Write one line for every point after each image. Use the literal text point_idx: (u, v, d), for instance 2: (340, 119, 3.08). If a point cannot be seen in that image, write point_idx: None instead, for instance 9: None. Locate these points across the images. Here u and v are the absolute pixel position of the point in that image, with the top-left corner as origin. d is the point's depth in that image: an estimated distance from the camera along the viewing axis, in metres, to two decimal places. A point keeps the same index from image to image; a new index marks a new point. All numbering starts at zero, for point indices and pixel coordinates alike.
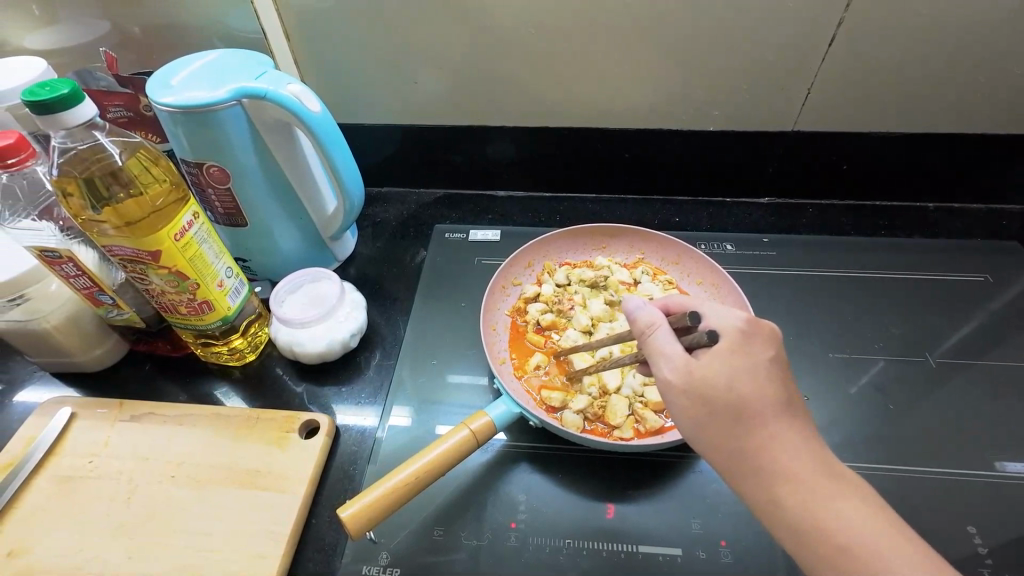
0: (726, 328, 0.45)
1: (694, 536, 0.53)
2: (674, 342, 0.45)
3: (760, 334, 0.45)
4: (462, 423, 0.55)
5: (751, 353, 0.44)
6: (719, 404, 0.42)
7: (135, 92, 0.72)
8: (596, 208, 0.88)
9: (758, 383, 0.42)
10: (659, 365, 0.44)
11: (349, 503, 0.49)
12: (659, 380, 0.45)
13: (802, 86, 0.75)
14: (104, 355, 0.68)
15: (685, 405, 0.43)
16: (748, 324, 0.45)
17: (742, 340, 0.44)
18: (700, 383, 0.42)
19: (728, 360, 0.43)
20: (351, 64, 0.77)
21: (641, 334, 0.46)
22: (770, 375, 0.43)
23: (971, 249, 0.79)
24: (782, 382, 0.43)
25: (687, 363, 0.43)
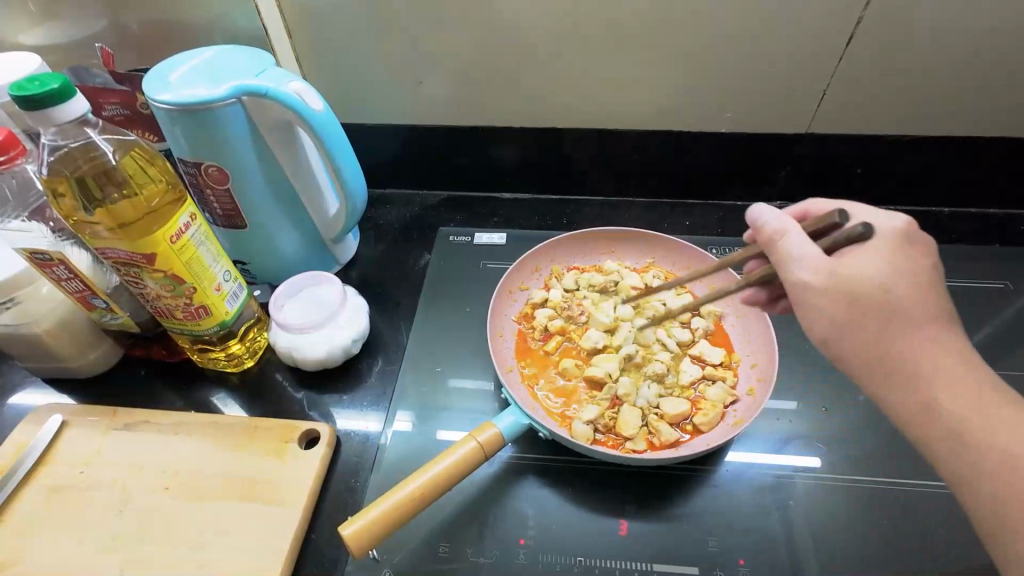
0: (880, 227, 0.44)
1: (711, 555, 0.51)
2: (810, 244, 0.43)
3: (916, 235, 0.44)
4: (470, 434, 0.53)
5: (904, 256, 0.43)
6: (866, 302, 0.41)
7: (132, 89, 0.70)
8: (606, 211, 0.86)
9: (910, 286, 0.42)
10: (796, 265, 0.43)
11: (351, 519, 0.47)
12: (794, 282, 0.44)
13: (815, 88, 0.73)
14: (98, 360, 0.66)
15: (823, 304, 0.42)
16: (908, 225, 0.44)
17: (894, 240, 0.43)
18: (845, 280, 0.42)
19: (879, 260, 0.42)
20: (351, 62, 0.75)
21: (770, 241, 0.45)
22: (923, 280, 0.42)
23: (989, 256, 0.77)
24: (935, 290, 0.42)
25: (830, 262, 0.42)
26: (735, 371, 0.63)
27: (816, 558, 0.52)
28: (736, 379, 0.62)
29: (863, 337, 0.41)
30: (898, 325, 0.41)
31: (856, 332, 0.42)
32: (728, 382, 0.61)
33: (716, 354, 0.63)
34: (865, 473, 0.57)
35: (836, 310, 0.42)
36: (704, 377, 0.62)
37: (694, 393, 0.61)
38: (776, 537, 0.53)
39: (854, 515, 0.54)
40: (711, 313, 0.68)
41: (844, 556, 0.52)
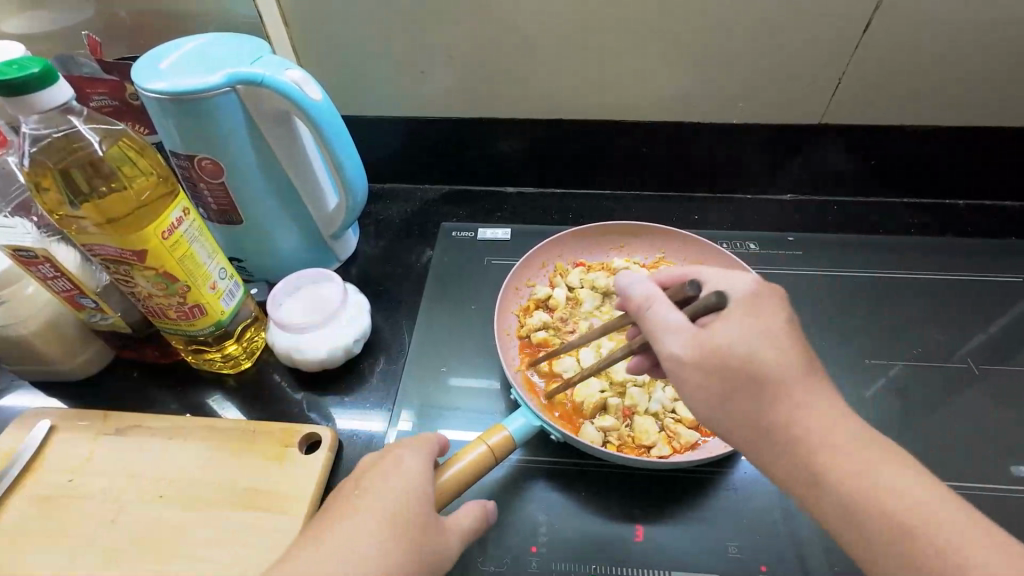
0: (736, 290, 0.42)
1: (732, 561, 0.50)
2: (676, 313, 0.41)
3: (769, 296, 0.42)
4: (479, 437, 0.51)
5: (761, 314, 0.40)
6: (732, 372, 0.39)
7: (121, 79, 0.67)
8: (612, 205, 0.84)
9: (775, 347, 0.39)
10: (663, 340, 0.41)
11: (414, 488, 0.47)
12: (665, 356, 0.41)
13: (832, 76, 0.71)
14: (90, 362, 0.63)
15: (697, 379, 0.40)
16: (756, 287, 0.42)
17: (749, 304, 0.41)
18: (715, 352, 0.39)
19: (741, 324, 0.39)
20: (351, 50, 0.73)
21: (638, 310, 0.43)
22: (789, 340, 0.40)
23: (1007, 250, 0.75)
24: (799, 345, 0.40)
25: (697, 333, 0.40)
26: None
27: (839, 565, 0.50)
28: None
29: (738, 407, 0.39)
30: (769, 385, 0.38)
31: (734, 398, 0.39)
32: None
33: None
34: None
35: (706, 384, 0.39)
36: None
37: None
38: (798, 540, 0.51)
39: None
40: None
41: None
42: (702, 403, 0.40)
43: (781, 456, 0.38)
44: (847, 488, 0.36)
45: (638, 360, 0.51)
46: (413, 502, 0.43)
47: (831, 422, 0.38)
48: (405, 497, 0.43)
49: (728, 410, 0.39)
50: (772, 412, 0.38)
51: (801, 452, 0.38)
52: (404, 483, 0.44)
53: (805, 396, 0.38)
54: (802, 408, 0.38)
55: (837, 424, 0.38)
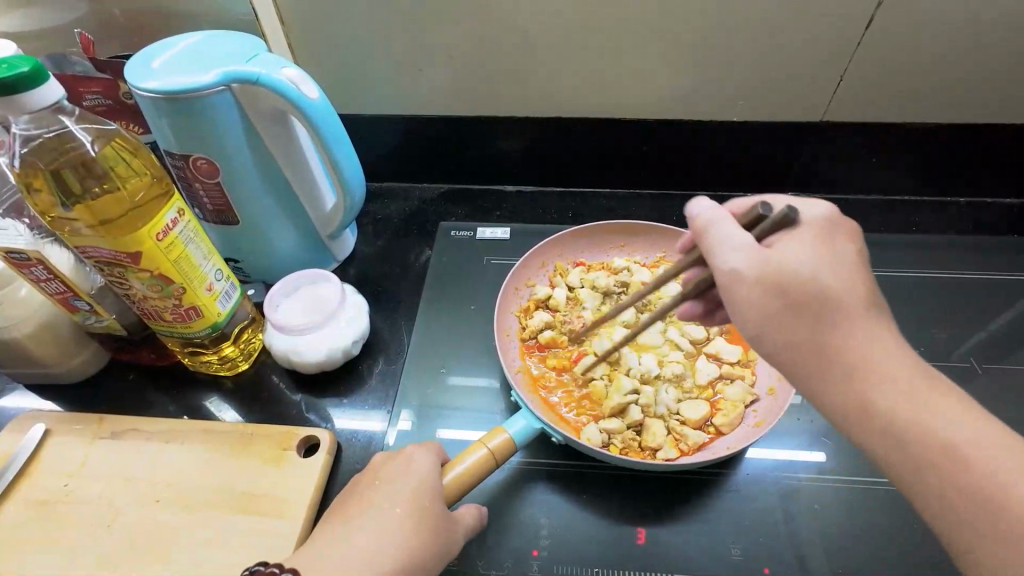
0: (807, 216, 0.41)
1: (735, 563, 0.49)
2: (743, 232, 0.40)
3: (840, 227, 0.41)
4: (479, 440, 0.50)
5: (829, 243, 0.39)
6: (796, 289, 0.37)
7: (114, 77, 0.66)
8: (612, 204, 0.83)
9: (841, 275, 0.38)
10: (724, 255, 0.39)
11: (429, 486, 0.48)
12: (723, 273, 0.39)
13: (833, 74, 0.70)
14: (85, 364, 0.62)
15: (757, 297, 0.38)
16: (828, 216, 0.41)
17: (819, 230, 0.40)
18: (778, 271, 0.38)
19: (810, 248, 0.39)
20: (347, 48, 0.72)
21: (701, 231, 0.41)
22: (854, 268, 0.39)
23: (1010, 248, 0.75)
24: (864, 277, 0.39)
25: (762, 250, 0.38)
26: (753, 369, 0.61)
27: (843, 565, 0.49)
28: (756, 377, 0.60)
29: (795, 325, 0.38)
30: (832, 309, 0.37)
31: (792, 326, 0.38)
32: (747, 381, 0.59)
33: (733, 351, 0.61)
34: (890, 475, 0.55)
35: (767, 300, 0.38)
36: (722, 377, 0.60)
37: (712, 393, 0.59)
38: (800, 542, 0.50)
39: (881, 520, 0.52)
40: None
41: (872, 562, 0.50)
42: (756, 319, 0.39)
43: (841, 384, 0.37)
44: (903, 418, 0.36)
45: (693, 306, 0.53)
46: (420, 501, 0.45)
47: (894, 355, 0.37)
48: (411, 496, 0.45)
49: (778, 325, 0.38)
50: (828, 333, 0.37)
51: (861, 381, 0.37)
52: (410, 482, 0.46)
53: (867, 328, 0.38)
54: (863, 341, 0.37)
55: (896, 356, 0.37)
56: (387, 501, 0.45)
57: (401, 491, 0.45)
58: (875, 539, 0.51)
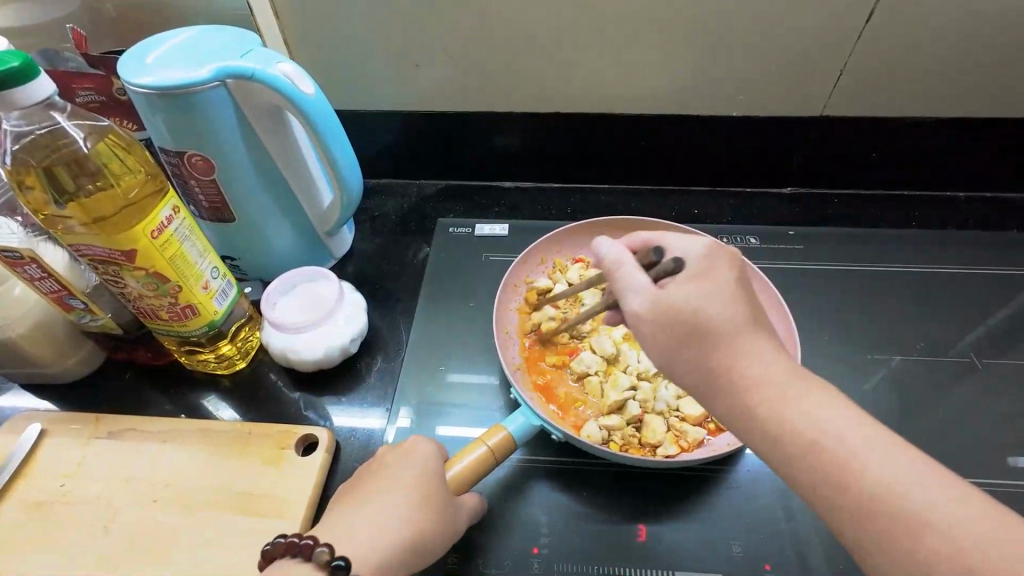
0: (691, 255, 0.43)
1: (736, 560, 0.49)
2: (640, 274, 0.43)
3: (723, 258, 0.43)
4: (478, 438, 0.50)
5: (713, 275, 0.42)
6: (683, 325, 0.40)
7: (107, 74, 0.65)
8: (611, 200, 0.83)
9: (725, 303, 0.40)
10: (626, 297, 0.43)
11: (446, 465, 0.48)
12: (628, 314, 0.43)
13: (833, 67, 0.70)
14: (81, 363, 0.62)
15: (655, 333, 0.41)
16: (711, 250, 0.44)
17: (704, 266, 0.42)
18: (668, 309, 0.41)
19: (691, 285, 0.41)
20: (343, 42, 0.71)
21: (608, 273, 0.45)
22: (739, 295, 0.41)
23: (1009, 242, 0.75)
24: (746, 301, 0.41)
25: (654, 292, 0.42)
26: None
27: (842, 563, 0.49)
28: None
29: (688, 355, 0.40)
30: (717, 334, 0.40)
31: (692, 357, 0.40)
32: None
33: None
34: None
35: (661, 336, 0.41)
36: None
37: None
38: (801, 539, 0.50)
39: None
40: None
41: None
42: (657, 352, 0.42)
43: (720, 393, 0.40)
44: (772, 419, 0.38)
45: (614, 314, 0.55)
46: (423, 486, 0.45)
47: (764, 359, 0.39)
48: (413, 481, 0.45)
49: (682, 359, 0.41)
50: (723, 356, 0.40)
51: (733, 389, 0.39)
52: (413, 469, 0.46)
53: (743, 338, 0.40)
54: (752, 357, 0.39)
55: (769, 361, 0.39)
56: (391, 485, 0.45)
57: (404, 477, 0.46)
58: None
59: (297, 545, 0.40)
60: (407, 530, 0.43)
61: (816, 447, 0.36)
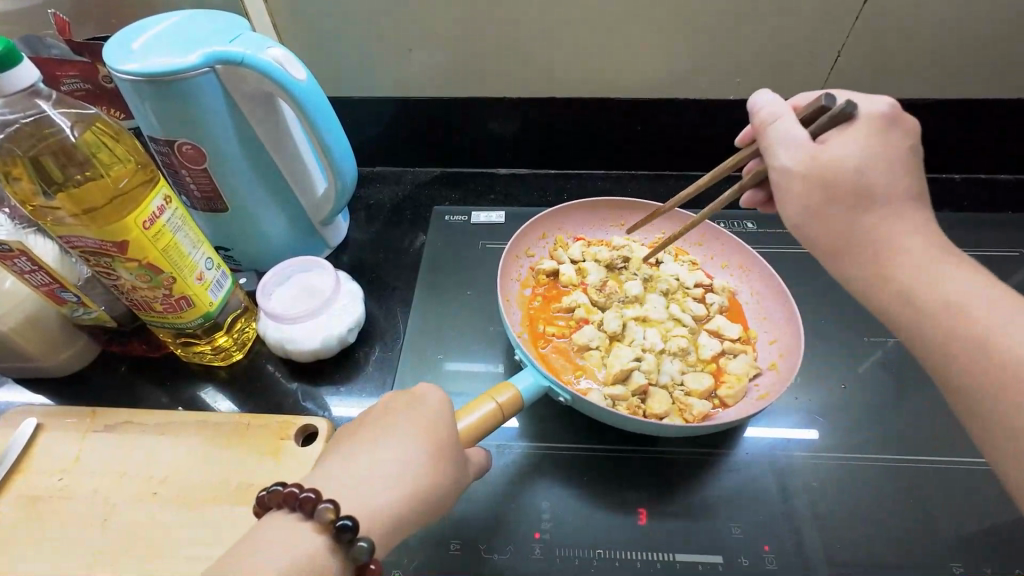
0: (869, 112, 0.42)
1: (736, 542, 0.50)
2: (800, 129, 0.43)
3: (902, 125, 0.42)
4: (486, 394, 0.50)
5: (884, 135, 0.42)
6: (840, 184, 0.40)
7: (92, 61, 0.63)
8: (607, 185, 0.82)
9: (889, 169, 0.41)
10: (779, 151, 0.43)
11: (459, 416, 0.48)
12: (775, 169, 0.43)
13: (830, 48, 0.69)
14: (74, 358, 0.61)
15: (800, 189, 0.42)
16: (891, 111, 0.42)
17: (880, 125, 0.42)
18: (826, 164, 0.41)
19: (858, 142, 0.41)
20: (333, 26, 0.69)
21: (762, 126, 0.45)
22: (905, 163, 0.41)
23: (1003, 223, 0.75)
24: (910, 173, 0.41)
25: (813, 147, 0.42)
26: (754, 346, 0.61)
27: (840, 545, 0.50)
28: (757, 352, 0.60)
29: (832, 214, 0.41)
30: (874, 197, 0.40)
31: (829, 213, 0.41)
32: (750, 355, 0.59)
33: (734, 328, 0.61)
34: (886, 454, 0.55)
35: (810, 196, 0.41)
36: (724, 352, 0.60)
37: (715, 367, 0.59)
38: (796, 522, 0.51)
39: (876, 496, 0.52)
40: (724, 289, 0.65)
41: (869, 539, 0.50)
42: (795, 213, 0.43)
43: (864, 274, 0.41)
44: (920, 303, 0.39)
45: (756, 193, 0.55)
46: (436, 438, 0.44)
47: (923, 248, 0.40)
48: (428, 429, 0.44)
49: (822, 217, 0.41)
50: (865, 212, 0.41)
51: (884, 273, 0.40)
52: (429, 415, 0.45)
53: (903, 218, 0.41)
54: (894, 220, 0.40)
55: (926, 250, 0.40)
56: (402, 438, 0.43)
57: (416, 425, 0.44)
58: (871, 517, 0.51)
59: (296, 499, 0.39)
60: (416, 486, 0.42)
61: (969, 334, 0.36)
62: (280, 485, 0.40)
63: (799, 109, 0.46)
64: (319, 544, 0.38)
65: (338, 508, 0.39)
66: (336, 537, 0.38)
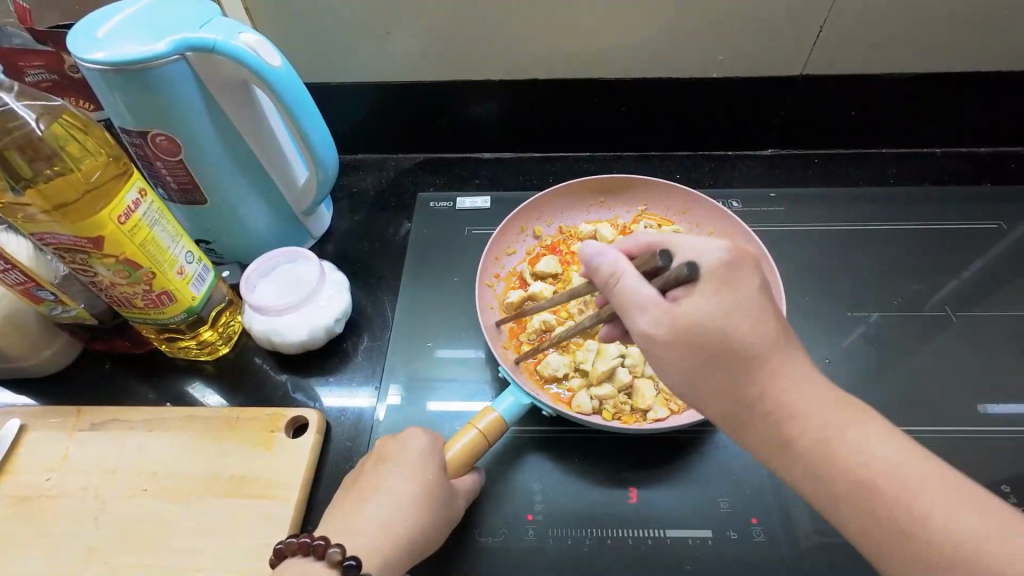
0: (706, 259, 0.40)
1: (724, 516, 0.51)
2: (645, 287, 0.40)
3: (743, 262, 0.40)
4: (470, 422, 0.51)
5: (734, 285, 0.39)
6: (704, 347, 0.39)
7: (57, 49, 0.59)
8: (593, 167, 0.82)
9: (745, 317, 0.39)
10: (633, 316, 0.40)
11: (449, 444, 0.50)
12: (637, 333, 0.41)
13: (812, 21, 0.68)
14: (56, 357, 0.60)
15: (670, 354, 0.40)
16: (730, 253, 0.40)
17: (720, 276, 0.39)
18: (685, 331, 0.38)
19: (707, 299, 0.39)
20: (309, 9, 0.68)
21: (605, 284, 0.42)
22: (762, 306, 0.39)
23: (984, 196, 0.76)
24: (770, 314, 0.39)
25: (666, 309, 0.39)
26: None
27: (826, 516, 0.51)
28: None
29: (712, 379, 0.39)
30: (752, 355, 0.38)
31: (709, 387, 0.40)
32: None
33: None
34: None
35: (680, 361, 0.40)
36: None
37: None
38: (786, 496, 0.52)
39: None
40: None
41: None
42: (678, 373, 0.41)
43: (755, 417, 0.39)
44: (814, 453, 0.37)
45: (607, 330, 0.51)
46: (423, 475, 0.46)
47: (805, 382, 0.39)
48: (414, 468, 0.47)
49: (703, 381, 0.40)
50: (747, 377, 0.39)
51: (777, 419, 0.38)
52: (409, 462, 0.47)
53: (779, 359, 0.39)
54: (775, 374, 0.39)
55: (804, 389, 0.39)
56: (391, 494, 0.45)
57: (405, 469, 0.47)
58: None
59: (309, 544, 0.42)
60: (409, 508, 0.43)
61: (865, 484, 0.36)
62: (294, 535, 0.43)
63: (635, 258, 0.43)
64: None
65: (346, 549, 0.42)
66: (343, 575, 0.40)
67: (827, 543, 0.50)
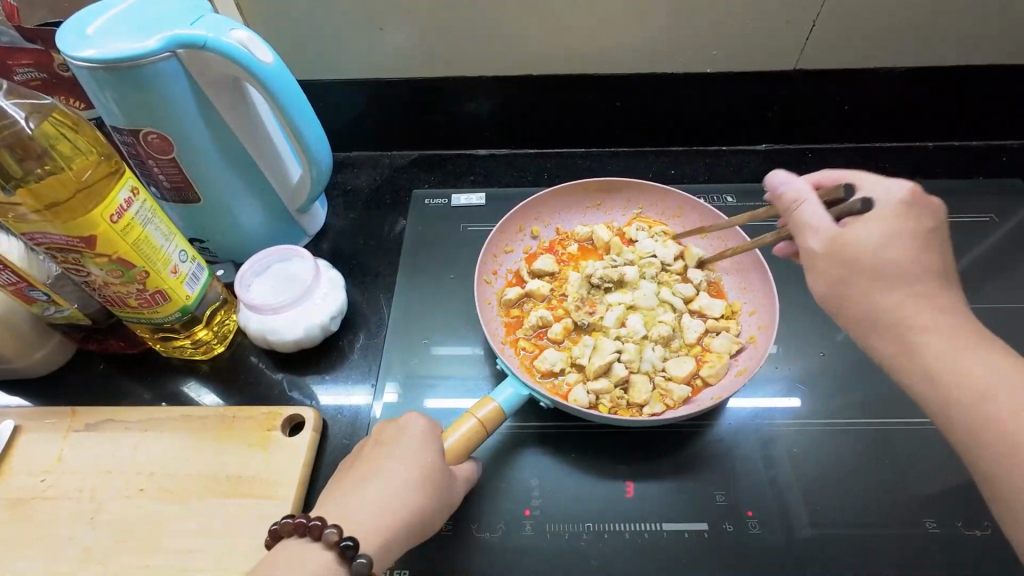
0: (887, 197, 0.44)
1: (720, 509, 0.51)
2: (823, 213, 0.44)
3: (925, 205, 0.43)
4: (469, 411, 0.51)
5: (908, 218, 0.42)
6: (861, 265, 0.41)
7: (47, 48, 0.59)
8: (588, 163, 0.82)
9: (905, 245, 0.41)
10: (806, 235, 0.44)
11: (448, 432, 0.50)
12: (804, 251, 0.44)
13: (805, 16, 0.68)
14: (50, 358, 0.60)
15: (824, 271, 0.43)
16: (913, 197, 0.43)
17: (900, 209, 0.43)
18: (850, 248, 0.42)
19: (879, 225, 0.42)
20: (300, 7, 0.67)
21: (786, 208, 0.46)
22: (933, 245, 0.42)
23: (977, 189, 0.76)
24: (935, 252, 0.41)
25: (836, 232, 0.43)
26: (737, 321, 0.62)
27: (822, 509, 0.51)
28: (740, 327, 0.61)
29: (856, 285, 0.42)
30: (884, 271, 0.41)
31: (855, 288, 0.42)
32: (732, 332, 0.60)
33: (719, 307, 0.62)
34: (863, 419, 0.56)
35: (832, 274, 0.42)
36: (707, 331, 0.61)
37: (700, 348, 0.60)
38: (781, 489, 0.52)
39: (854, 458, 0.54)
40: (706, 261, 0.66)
41: (848, 500, 0.52)
42: (823, 284, 0.43)
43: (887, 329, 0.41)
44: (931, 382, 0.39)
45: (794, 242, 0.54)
46: (422, 465, 0.46)
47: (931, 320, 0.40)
48: (412, 457, 0.46)
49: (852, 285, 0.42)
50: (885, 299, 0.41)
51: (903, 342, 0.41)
52: (408, 453, 0.46)
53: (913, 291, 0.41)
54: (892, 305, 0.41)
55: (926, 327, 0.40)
56: (390, 480, 0.45)
57: (404, 458, 0.46)
58: (853, 480, 0.53)
59: (304, 525, 0.42)
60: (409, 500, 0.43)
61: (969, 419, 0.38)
62: (290, 515, 0.43)
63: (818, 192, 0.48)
64: (326, 564, 0.40)
65: (342, 529, 0.42)
66: (341, 555, 0.40)
67: (823, 534, 0.50)
